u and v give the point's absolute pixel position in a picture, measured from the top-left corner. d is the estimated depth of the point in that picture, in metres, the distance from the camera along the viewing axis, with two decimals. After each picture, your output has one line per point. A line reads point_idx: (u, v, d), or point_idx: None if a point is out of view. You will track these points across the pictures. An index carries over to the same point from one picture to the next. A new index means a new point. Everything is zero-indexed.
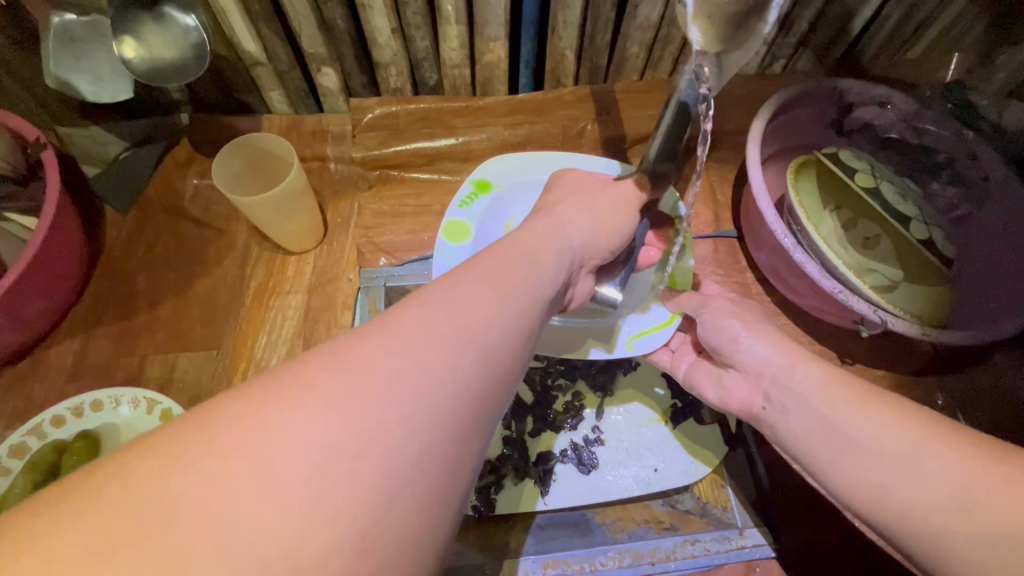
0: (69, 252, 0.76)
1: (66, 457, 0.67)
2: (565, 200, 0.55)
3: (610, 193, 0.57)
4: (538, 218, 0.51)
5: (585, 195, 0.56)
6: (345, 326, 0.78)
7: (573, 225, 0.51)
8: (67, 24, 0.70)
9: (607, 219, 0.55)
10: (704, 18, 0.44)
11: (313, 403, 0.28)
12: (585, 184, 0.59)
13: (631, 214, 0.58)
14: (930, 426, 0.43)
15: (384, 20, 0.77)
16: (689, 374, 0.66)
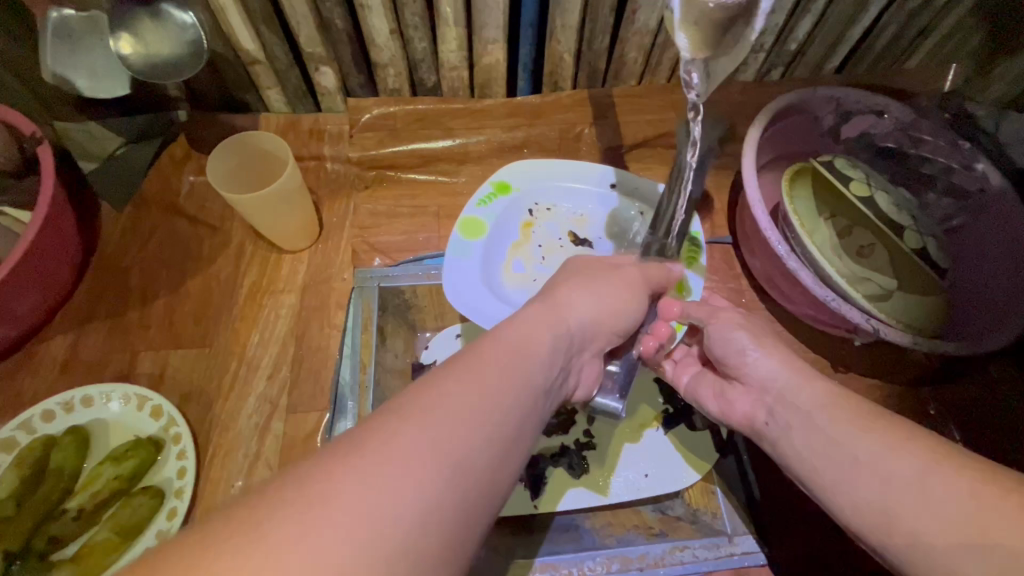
0: (63, 246, 0.76)
1: (54, 453, 0.67)
2: (567, 285, 0.53)
3: (617, 277, 0.55)
4: (538, 304, 0.49)
5: (590, 280, 0.54)
6: (338, 325, 0.78)
7: (573, 315, 0.50)
8: (65, 19, 0.69)
9: (610, 308, 0.52)
10: (691, 24, 0.42)
11: (276, 544, 0.27)
12: (589, 265, 0.56)
13: (634, 298, 0.56)
14: (942, 453, 0.43)
15: (382, 20, 0.77)
16: (691, 387, 0.64)
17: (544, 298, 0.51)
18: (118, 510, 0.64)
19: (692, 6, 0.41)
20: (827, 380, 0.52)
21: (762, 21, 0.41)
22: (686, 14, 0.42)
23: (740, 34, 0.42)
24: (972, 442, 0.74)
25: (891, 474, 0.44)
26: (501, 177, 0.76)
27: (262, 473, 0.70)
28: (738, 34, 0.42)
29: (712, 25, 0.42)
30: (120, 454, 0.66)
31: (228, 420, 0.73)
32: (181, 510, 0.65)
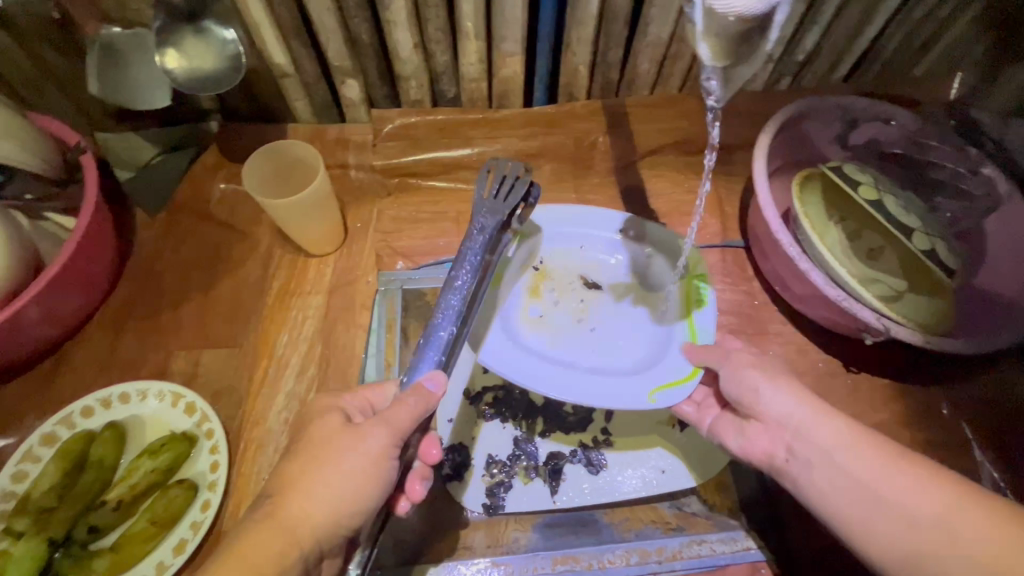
0: (102, 251, 0.80)
1: (93, 447, 0.70)
2: (302, 481, 0.52)
3: (354, 460, 0.53)
4: (269, 512, 0.52)
5: (321, 471, 0.52)
6: (363, 326, 0.80)
7: (310, 521, 0.51)
8: (112, 36, 0.75)
9: (353, 494, 0.53)
10: (712, 35, 0.42)
11: None
12: (328, 448, 0.54)
13: (380, 465, 0.54)
14: (959, 490, 0.48)
15: (407, 35, 0.81)
16: (712, 427, 0.67)
17: (277, 502, 0.52)
18: (155, 501, 0.66)
19: (713, 19, 0.40)
20: (845, 417, 0.56)
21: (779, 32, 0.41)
22: (708, 25, 0.41)
23: (756, 45, 0.42)
24: (986, 441, 0.75)
25: (914, 514, 0.49)
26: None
27: None
28: (757, 42, 0.42)
29: (734, 36, 0.41)
30: (157, 448, 0.69)
31: (258, 417, 0.75)
32: (214, 501, 0.68)
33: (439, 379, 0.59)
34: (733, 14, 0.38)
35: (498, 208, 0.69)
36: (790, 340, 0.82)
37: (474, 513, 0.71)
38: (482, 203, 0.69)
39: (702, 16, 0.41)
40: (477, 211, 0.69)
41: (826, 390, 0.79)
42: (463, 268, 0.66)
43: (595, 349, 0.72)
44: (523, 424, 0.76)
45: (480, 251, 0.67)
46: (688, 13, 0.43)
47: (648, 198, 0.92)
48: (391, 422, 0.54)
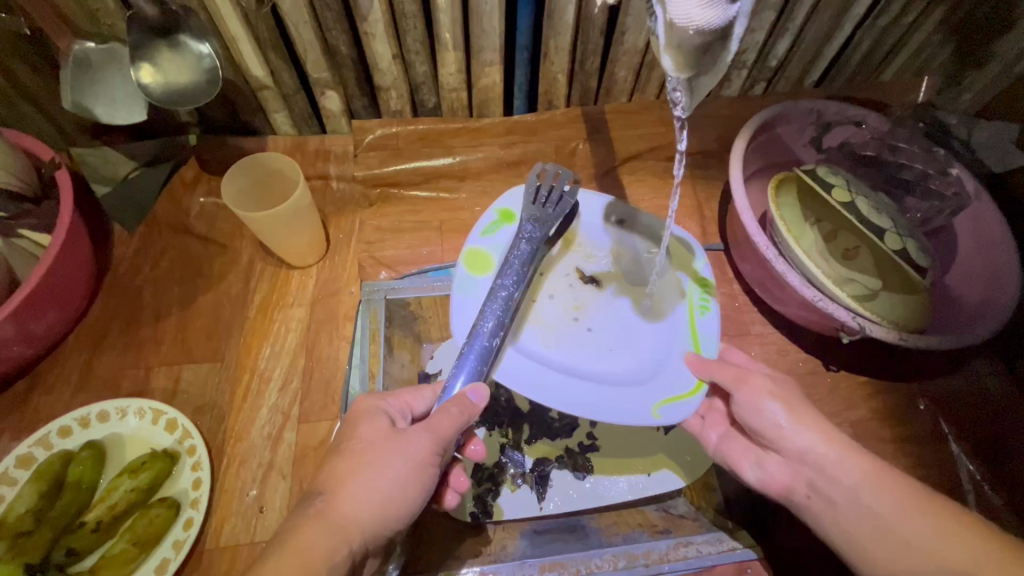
0: (78, 268, 0.78)
1: (71, 467, 0.68)
2: (348, 482, 0.53)
3: (400, 465, 0.54)
4: (312, 513, 0.52)
5: (368, 473, 0.53)
6: (347, 337, 0.80)
7: (357, 522, 0.52)
8: (86, 51, 0.72)
9: (396, 498, 0.53)
10: (674, 47, 0.41)
11: None
12: (375, 450, 0.55)
13: (426, 472, 0.55)
14: (976, 532, 0.50)
15: (385, 46, 0.81)
16: (721, 448, 0.66)
17: (324, 502, 0.53)
18: (135, 521, 0.65)
19: (673, 31, 0.40)
20: (865, 453, 0.57)
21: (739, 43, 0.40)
22: (670, 39, 0.41)
23: (718, 55, 0.41)
24: (962, 434, 0.77)
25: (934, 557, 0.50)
26: (505, 204, 0.76)
27: (276, 483, 0.72)
28: (719, 53, 0.42)
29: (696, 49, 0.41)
30: (137, 466, 0.68)
31: (241, 432, 0.74)
32: (196, 519, 0.67)
33: (482, 390, 0.59)
34: (693, 29, 0.38)
35: (545, 218, 0.72)
36: (770, 340, 0.83)
37: (464, 523, 0.71)
38: (530, 210, 0.73)
39: (664, 29, 0.41)
40: (524, 217, 0.72)
41: (806, 389, 0.80)
42: (508, 276, 0.68)
43: (596, 353, 0.71)
44: (509, 431, 0.76)
45: (525, 258, 0.70)
46: (651, 23, 0.43)
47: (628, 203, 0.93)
48: (440, 428, 0.55)
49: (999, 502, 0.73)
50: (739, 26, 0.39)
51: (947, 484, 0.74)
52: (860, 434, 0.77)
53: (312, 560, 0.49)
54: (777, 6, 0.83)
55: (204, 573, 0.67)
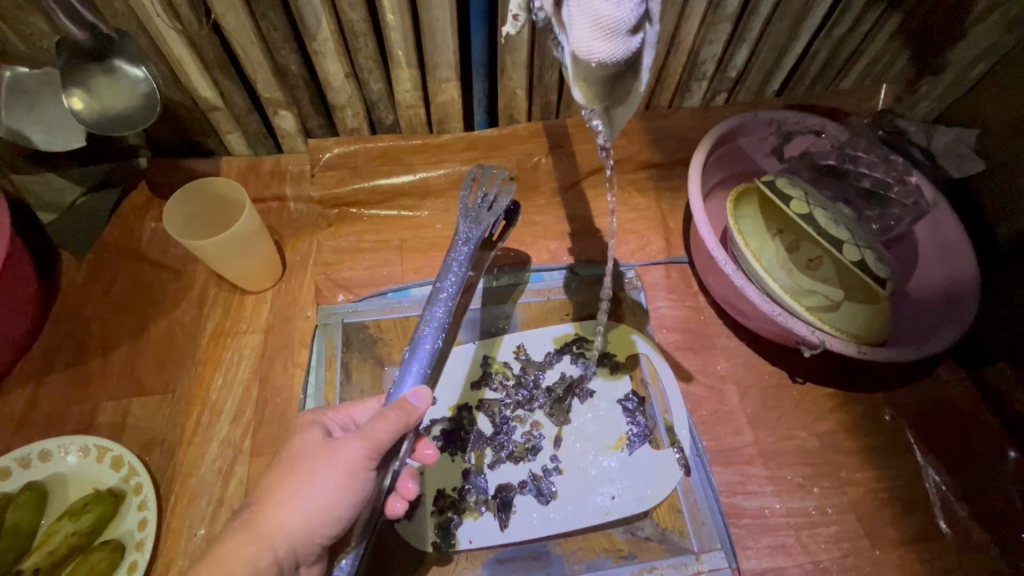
0: (19, 300, 0.75)
1: (9, 511, 0.65)
2: (277, 492, 0.53)
3: (330, 473, 0.53)
4: (242, 523, 0.53)
5: (300, 483, 0.54)
6: (303, 364, 0.78)
7: (284, 529, 0.53)
8: (18, 76, 0.69)
9: (328, 505, 0.53)
10: (582, 79, 0.40)
11: None
12: (305, 460, 0.55)
13: (360, 479, 0.54)
14: None
15: (337, 65, 0.80)
16: None
17: (253, 511, 0.53)
18: (75, 567, 0.62)
19: (578, 63, 0.39)
20: None
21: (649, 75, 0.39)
22: (577, 70, 0.40)
23: (631, 86, 0.40)
24: (928, 445, 0.76)
25: None
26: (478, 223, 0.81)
27: (226, 520, 0.69)
28: (630, 84, 0.40)
29: (604, 79, 0.40)
30: (79, 508, 0.65)
31: (190, 467, 0.72)
32: (141, 562, 0.64)
33: (423, 394, 0.58)
34: (594, 60, 0.37)
35: (480, 217, 0.70)
36: (736, 353, 0.82)
37: (423, 553, 0.69)
38: (467, 209, 0.70)
39: (571, 60, 0.40)
40: (461, 217, 0.70)
41: (772, 402, 0.79)
42: (448, 279, 0.68)
43: None
44: (472, 456, 0.74)
45: (466, 261, 0.68)
46: (562, 54, 0.42)
47: (592, 217, 0.92)
48: (369, 435, 0.54)
49: (965, 513, 0.72)
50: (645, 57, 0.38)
51: (914, 496, 0.73)
52: (826, 448, 0.76)
53: (236, 566, 0.51)
54: (732, 18, 0.83)
55: None
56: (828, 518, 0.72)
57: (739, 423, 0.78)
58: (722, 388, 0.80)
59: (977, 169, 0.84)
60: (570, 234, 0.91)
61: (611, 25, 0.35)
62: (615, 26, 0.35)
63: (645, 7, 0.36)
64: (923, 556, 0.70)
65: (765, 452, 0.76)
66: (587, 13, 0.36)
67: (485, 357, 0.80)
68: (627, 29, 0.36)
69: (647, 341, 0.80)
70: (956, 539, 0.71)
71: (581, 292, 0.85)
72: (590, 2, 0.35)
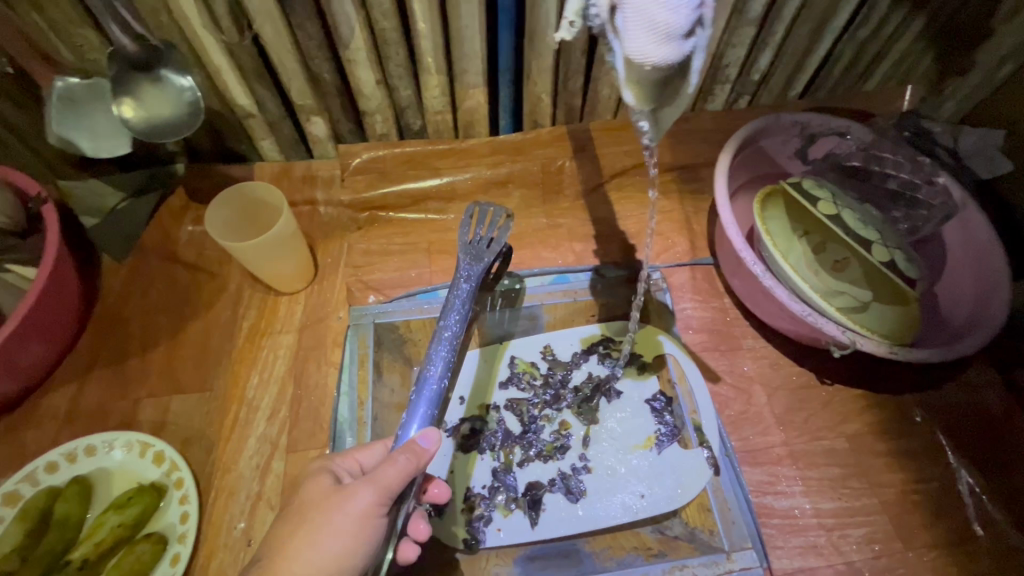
0: (66, 301, 0.78)
1: (57, 504, 0.68)
2: (288, 545, 0.51)
3: (343, 521, 0.52)
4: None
5: (310, 533, 0.52)
6: (335, 364, 0.80)
7: None
8: (68, 86, 0.72)
9: (341, 554, 0.52)
10: (634, 81, 0.42)
11: None
12: (315, 510, 0.53)
13: (371, 527, 0.53)
14: None
15: (368, 73, 0.82)
16: None
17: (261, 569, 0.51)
18: (121, 559, 0.64)
19: (631, 67, 0.40)
20: None
21: (699, 77, 0.40)
22: (629, 73, 0.41)
23: (680, 88, 0.42)
24: (960, 447, 0.76)
25: None
26: None
27: (264, 514, 0.71)
28: (680, 86, 0.42)
29: (656, 83, 0.41)
30: (124, 502, 0.67)
31: (228, 463, 0.74)
32: (184, 554, 0.66)
33: (432, 436, 0.59)
34: (650, 64, 0.38)
35: (480, 255, 0.73)
36: (763, 354, 0.83)
37: (453, 551, 0.70)
38: (467, 246, 0.74)
39: (623, 65, 0.41)
40: (461, 253, 0.73)
41: (800, 403, 0.79)
42: (451, 317, 0.71)
43: None
44: (501, 454, 0.76)
45: (467, 298, 0.72)
46: (613, 58, 0.43)
47: (616, 220, 0.93)
48: (380, 480, 0.54)
49: (1000, 516, 0.71)
50: (696, 60, 0.39)
51: (947, 498, 0.73)
52: (856, 449, 0.76)
53: None
54: (755, 22, 0.84)
55: None
56: (859, 518, 0.72)
57: (767, 423, 0.78)
58: (749, 389, 0.80)
59: (1008, 169, 0.85)
60: (595, 236, 0.92)
61: (668, 29, 0.37)
62: (670, 31, 0.37)
63: (699, 13, 0.38)
64: (959, 560, 0.69)
65: (794, 452, 0.76)
66: (644, 19, 0.37)
67: (513, 358, 0.81)
68: (683, 33, 0.38)
69: (673, 342, 0.80)
70: (991, 542, 0.70)
71: (607, 293, 0.85)
72: (647, 8, 0.37)
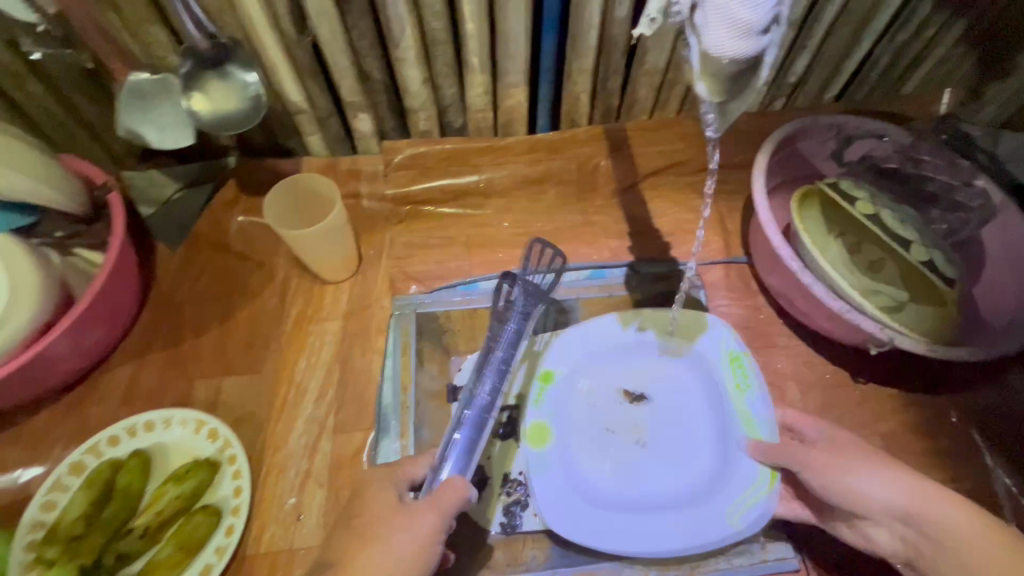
0: (127, 285, 0.82)
1: (119, 475, 0.71)
2: (359, 556, 0.55)
3: (407, 540, 0.56)
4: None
5: (377, 547, 0.56)
6: (379, 351, 0.83)
7: None
8: (139, 82, 0.75)
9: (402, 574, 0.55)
10: (709, 75, 0.44)
11: None
12: (382, 526, 0.57)
13: (430, 553, 0.56)
14: None
15: (416, 72, 0.85)
16: None
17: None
18: (180, 528, 0.68)
19: (708, 61, 0.43)
20: None
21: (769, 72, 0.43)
22: (705, 67, 0.44)
23: (752, 82, 0.44)
24: (996, 448, 0.76)
25: None
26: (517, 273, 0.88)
27: (313, 491, 0.74)
28: (751, 80, 0.44)
29: (729, 78, 0.44)
30: (181, 474, 0.71)
31: (279, 441, 0.77)
32: (239, 525, 0.70)
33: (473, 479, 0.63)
34: (727, 58, 0.41)
35: (539, 297, 0.75)
36: (797, 352, 0.84)
37: (491, 534, 0.72)
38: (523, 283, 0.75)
39: (699, 58, 0.44)
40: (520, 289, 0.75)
41: (834, 401, 0.80)
42: (501, 346, 0.73)
43: None
44: None
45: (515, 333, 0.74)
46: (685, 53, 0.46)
47: (651, 218, 0.95)
48: (443, 503, 0.58)
49: None
50: (770, 56, 0.42)
51: (981, 497, 0.73)
52: (890, 447, 0.77)
53: None
54: (795, 25, 0.85)
55: None
56: None
57: None
58: (783, 385, 0.81)
59: None
60: (629, 233, 0.94)
61: (748, 26, 0.39)
62: (750, 26, 0.39)
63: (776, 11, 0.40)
64: None
65: None
66: (724, 16, 0.40)
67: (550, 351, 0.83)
68: (760, 29, 0.40)
69: None
70: None
71: (642, 290, 0.87)
72: (729, 5, 0.39)
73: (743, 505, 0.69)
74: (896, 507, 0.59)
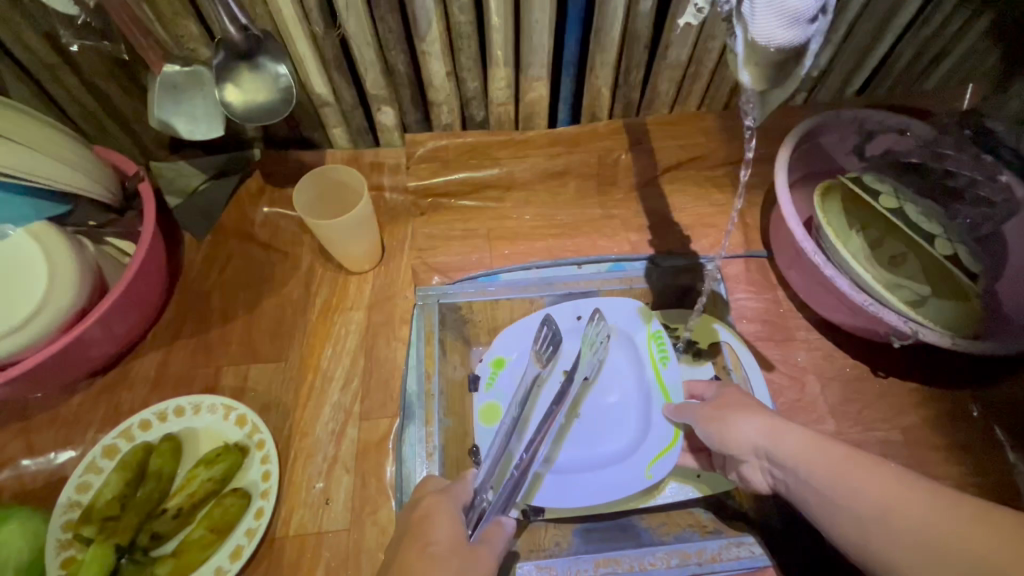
0: (157, 274, 0.84)
1: (152, 458, 0.73)
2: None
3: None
4: None
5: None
6: (403, 340, 0.85)
7: None
8: (172, 75, 0.77)
9: None
10: (753, 64, 0.45)
11: None
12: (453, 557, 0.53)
13: None
14: None
15: (440, 65, 0.86)
16: None
17: None
18: (211, 510, 0.69)
19: (753, 49, 0.44)
20: None
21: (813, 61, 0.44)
22: (749, 55, 0.45)
23: (794, 71, 0.45)
24: (1017, 444, 0.76)
25: None
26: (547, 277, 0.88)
27: (340, 476, 0.76)
28: (794, 69, 0.45)
29: (773, 66, 0.45)
30: (212, 457, 0.72)
31: (306, 428, 0.79)
32: (267, 509, 0.71)
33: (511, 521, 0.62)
34: (774, 46, 0.42)
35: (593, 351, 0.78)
36: (817, 346, 0.84)
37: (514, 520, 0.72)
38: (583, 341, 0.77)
39: (744, 47, 0.45)
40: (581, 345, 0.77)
41: (854, 394, 0.80)
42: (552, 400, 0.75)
43: None
44: None
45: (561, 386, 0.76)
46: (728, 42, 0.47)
47: (671, 212, 0.96)
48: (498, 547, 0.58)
49: None
50: (814, 45, 0.43)
51: (1002, 490, 0.74)
52: (910, 441, 0.77)
53: None
54: None
55: (275, 560, 0.71)
56: None
57: (821, 412, 0.79)
58: (802, 378, 0.82)
59: None
60: (648, 227, 0.95)
61: (796, 14, 0.40)
62: (797, 15, 0.40)
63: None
64: None
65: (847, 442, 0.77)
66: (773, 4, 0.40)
67: None
68: (807, 18, 0.41)
69: (728, 330, 0.82)
70: None
71: (662, 283, 0.87)
72: None
73: (655, 458, 0.71)
74: (752, 445, 0.61)
